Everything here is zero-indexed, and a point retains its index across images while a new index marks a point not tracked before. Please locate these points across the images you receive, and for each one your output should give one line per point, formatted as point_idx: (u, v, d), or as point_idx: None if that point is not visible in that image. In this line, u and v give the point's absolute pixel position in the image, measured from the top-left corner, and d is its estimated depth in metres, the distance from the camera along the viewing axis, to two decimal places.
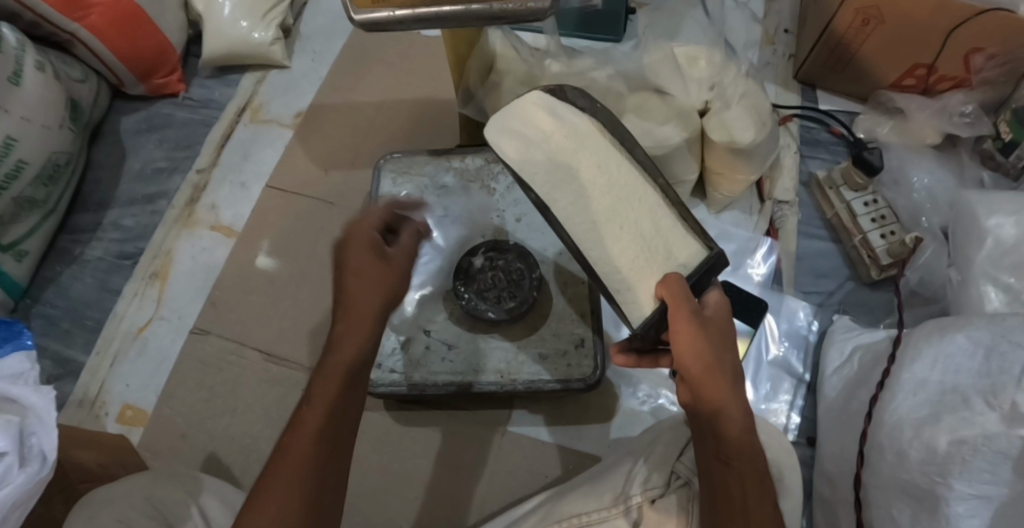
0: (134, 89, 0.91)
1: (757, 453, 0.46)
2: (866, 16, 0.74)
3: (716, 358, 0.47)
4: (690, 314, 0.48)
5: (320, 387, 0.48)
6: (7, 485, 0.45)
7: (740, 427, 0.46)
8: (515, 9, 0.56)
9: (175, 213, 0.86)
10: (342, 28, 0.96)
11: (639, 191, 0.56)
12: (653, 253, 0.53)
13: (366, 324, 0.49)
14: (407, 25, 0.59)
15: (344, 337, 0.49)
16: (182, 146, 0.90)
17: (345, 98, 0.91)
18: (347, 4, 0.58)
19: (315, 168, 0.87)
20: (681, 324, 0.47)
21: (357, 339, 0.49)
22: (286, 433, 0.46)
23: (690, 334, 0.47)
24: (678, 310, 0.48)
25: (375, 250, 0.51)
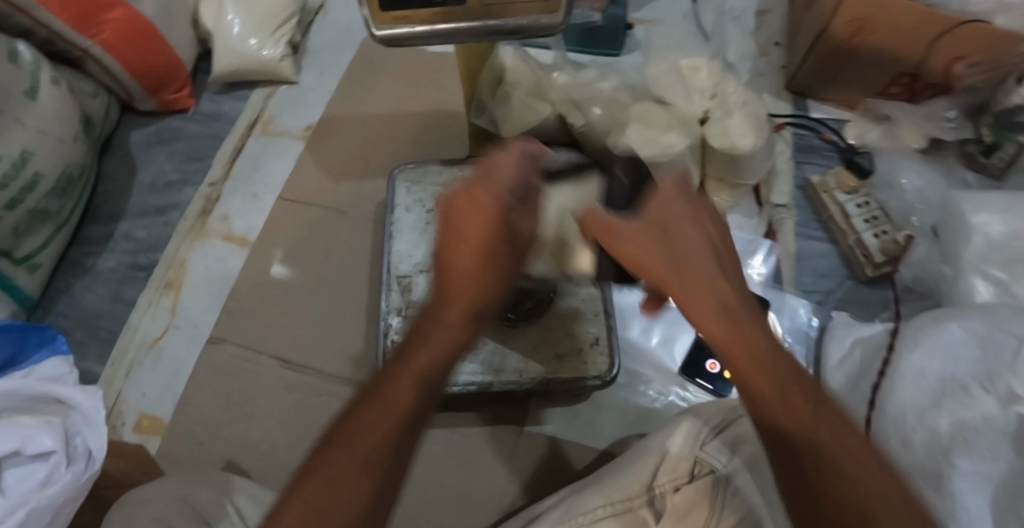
0: (143, 104, 0.93)
1: (766, 341, 0.41)
2: (853, 29, 0.79)
3: (671, 255, 0.43)
4: (618, 234, 0.45)
5: (416, 351, 0.43)
6: (54, 483, 0.45)
7: (731, 321, 0.41)
8: (529, 24, 0.60)
9: (188, 224, 0.86)
10: (349, 43, 0.98)
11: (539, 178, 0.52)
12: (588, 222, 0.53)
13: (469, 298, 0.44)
14: (426, 40, 0.62)
15: (445, 308, 0.44)
16: (193, 159, 0.91)
17: (354, 110, 0.93)
18: (368, 20, 0.61)
19: (327, 179, 0.88)
20: (618, 242, 0.45)
21: (454, 330, 0.43)
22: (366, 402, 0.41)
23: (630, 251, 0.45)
24: (611, 229, 0.45)
25: (502, 226, 0.44)
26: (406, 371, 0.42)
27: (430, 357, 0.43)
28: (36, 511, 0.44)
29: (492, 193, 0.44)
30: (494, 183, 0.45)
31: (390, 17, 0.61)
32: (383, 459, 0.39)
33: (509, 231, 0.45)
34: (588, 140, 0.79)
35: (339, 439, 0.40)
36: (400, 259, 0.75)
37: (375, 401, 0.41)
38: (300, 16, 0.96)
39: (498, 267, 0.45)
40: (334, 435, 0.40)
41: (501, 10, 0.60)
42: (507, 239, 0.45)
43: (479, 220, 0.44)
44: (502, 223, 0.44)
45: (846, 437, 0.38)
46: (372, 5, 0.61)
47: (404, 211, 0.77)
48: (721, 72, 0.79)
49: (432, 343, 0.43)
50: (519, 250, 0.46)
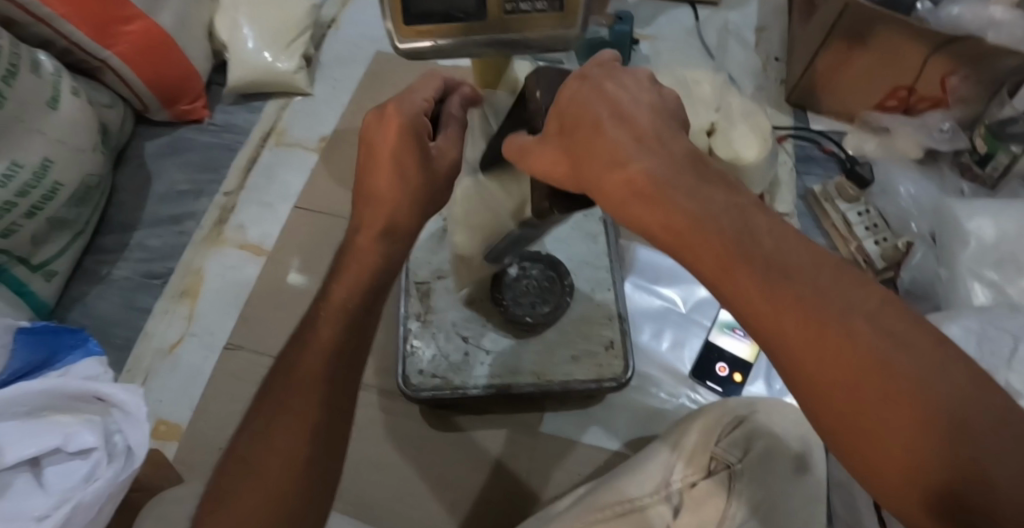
0: (157, 115, 0.94)
1: (710, 216, 0.35)
2: (852, 43, 0.83)
3: (587, 151, 0.40)
4: (530, 149, 0.44)
5: (349, 271, 0.49)
6: (97, 479, 0.48)
7: (668, 209, 0.36)
8: (547, 37, 0.64)
9: (204, 233, 0.88)
10: (361, 57, 1.00)
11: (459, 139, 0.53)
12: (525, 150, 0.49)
13: (387, 215, 0.50)
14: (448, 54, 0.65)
15: (364, 225, 0.50)
16: (207, 169, 0.93)
17: (367, 122, 0.94)
18: (392, 33, 0.64)
19: (341, 189, 0.90)
20: (534, 158, 0.43)
21: (368, 249, 0.50)
22: (311, 319, 0.48)
23: (551, 158, 0.42)
24: (525, 149, 0.44)
25: (413, 142, 0.50)
26: (338, 290, 0.48)
27: (356, 272, 0.49)
28: (79, 507, 0.46)
29: (404, 110, 0.51)
30: (403, 107, 0.51)
31: (413, 31, 0.63)
32: (320, 383, 0.45)
33: (422, 152, 0.51)
34: None
35: (288, 361, 0.46)
36: (419, 265, 0.76)
37: (304, 342, 0.47)
38: (312, 30, 0.98)
39: (413, 189, 0.51)
40: (283, 362, 0.47)
41: (517, 25, 0.63)
42: (422, 161, 0.51)
43: (397, 138, 0.50)
44: (408, 138, 0.50)
45: (820, 322, 0.32)
46: (394, 20, 0.63)
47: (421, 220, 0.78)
48: (724, 86, 0.82)
49: (357, 258, 0.49)
50: (435, 176, 0.52)
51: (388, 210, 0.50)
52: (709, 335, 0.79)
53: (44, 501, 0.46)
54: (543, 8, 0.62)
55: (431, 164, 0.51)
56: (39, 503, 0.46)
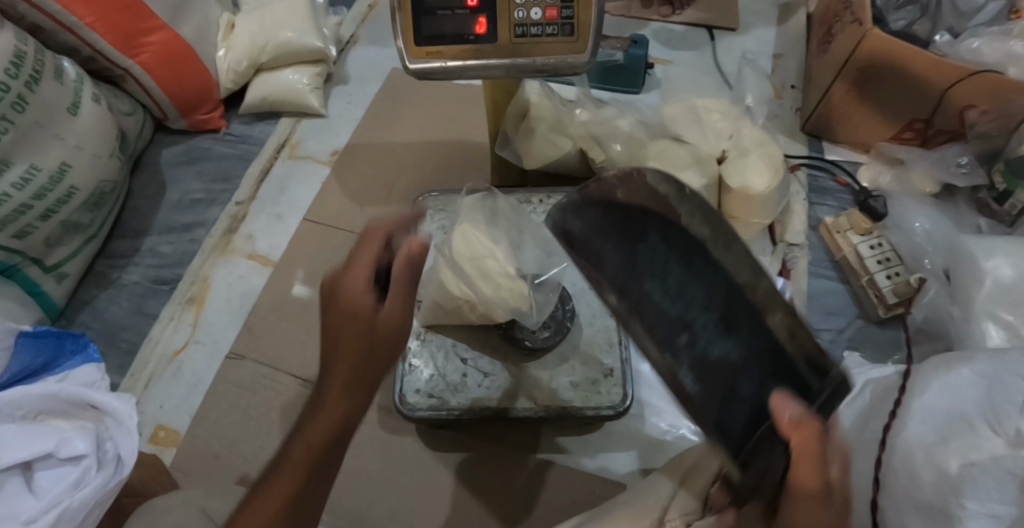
0: (176, 123, 0.96)
1: None
2: (868, 75, 0.82)
3: None
4: (822, 481, 0.39)
5: (304, 435, 0.43)
6: (86, 485, 0.49)
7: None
8: (555, 63, 0.66)
9: (213, 242, 0.88)
10: (377, 73, 1.01)
11: (611, 196, 0.55)
12: (699, 244, 0.50)
13: (349, 380, 0.43)
14: (456, 74, 0.67)
15: (322, 394, 0.44)
16: (221, 179, 0.94)
17: (377, 136, 0.93)
18: (403, 54, 0.66)
19: (350, 203, 0.88)
20: (815, 497, 0.39)
21: (335, 408, 0.43)
22: (261, 485, 0.44)
23: (809, 466, 0.39)
24: (816, 483, 0.39)
25: (366, 309, 0.44)
26: (292, 463, 0.43)
27: (311, 444, 0.43)
28: (66, 512, 0.48)
29: (355, 280, 0.45)
30: (357, 271, 0.45)
31: (424, 52, 0.66)
32: None
33: (367, 321, 0.44)
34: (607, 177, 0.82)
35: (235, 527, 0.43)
36: None
37: (259, 503, 0.43)
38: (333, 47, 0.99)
39: (363, 356, 0.44)
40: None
41: (528, 50, 0.66)
42: (370, 329, 0.44)
43: (347, 314, 0.44)
44: (364, 312, 0.44)
45: None
46: (406, 39, 0.66)
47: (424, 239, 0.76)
48: (737, 114, 0.82)
49: (313, 429, 0.43)
50: (383, 340, 0.44)
51: (358, 383, 0.44)
52: None
53: (33, 505, 0.47)
54: (554, 33, 0.66)
55: (385, 332, 0.44)
56: (27, 507, 0.47)
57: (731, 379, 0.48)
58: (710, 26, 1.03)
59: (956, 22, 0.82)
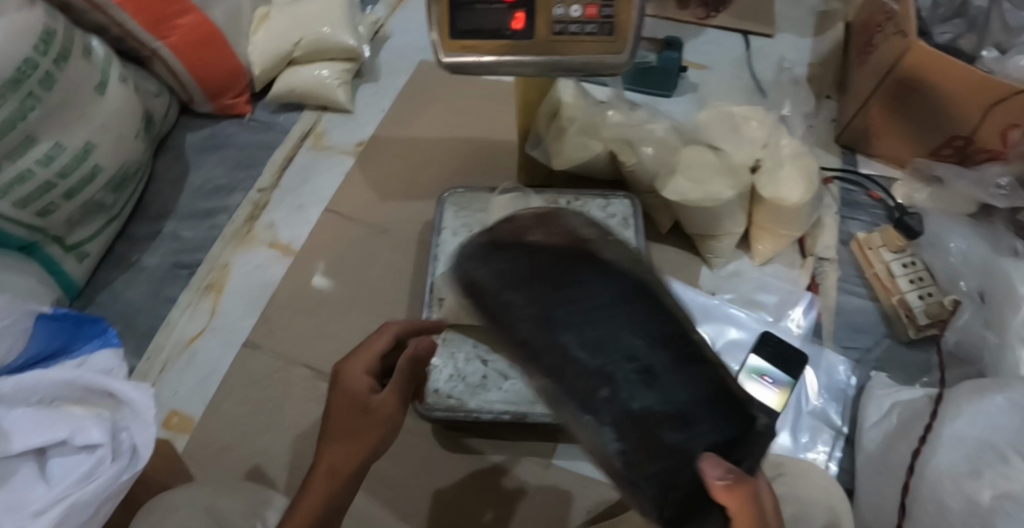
0: (202, 107, 0.96)
1: None
2: (909, 87, 0.80)
3: None
4: None
5: (298, 508, 0.49)
6: (99, 476, 0.50)
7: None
8: (594, 63, 0.65)
9: (234, 228, 0.87)
10: (406, 65, 1.00)
11: (524, 239, 0.45)
12: (631, 287, 0.39)
13: (340, 461, 0.50)
14: (493, 69, 0.66)
15: (316, 472, 0.50)
16: (244, 165, 0.93)
17: (402, 130, 0.92)
18: (439, 47, 0.65)
19: (372, 195, 0.87)
20: None
21: (333, 461, 0.50)
22: None
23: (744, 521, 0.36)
24: None
25: (363, 398, 0.51)
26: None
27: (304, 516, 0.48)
28: (77, 503, 0.49)
29: (355, 371, 0.52)
30: (358, 360, 0.52)
31: (459, 45, 0.65)
32: None
33: (362, 408, 0.50)
34: (638, 182, 0.80)
35: None
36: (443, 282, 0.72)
37: None
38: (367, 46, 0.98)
39: (353, 440, 0.50)
40: None
41: (565, 48, 0.65)
42: (364, 415, 0.50)
43: (346, 400, 0.51)
44: (360, 397, 0.51)
45: None
46: (442, 32, 0.65)
47: (449, 234, 0.75)
48: (773, 122, 0.80)
49: (307, 501, 0.49)
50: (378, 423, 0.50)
51: (348, 464, 0.50)
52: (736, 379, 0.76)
53: (45, 494, 0.49)
54: (592, 32, 0.64)
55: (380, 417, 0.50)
56: (39, 496, 0.49)
57: (658, 434, 0.35)
58: (746, 32, 1.01)
59: (1004, 38, 0.80)
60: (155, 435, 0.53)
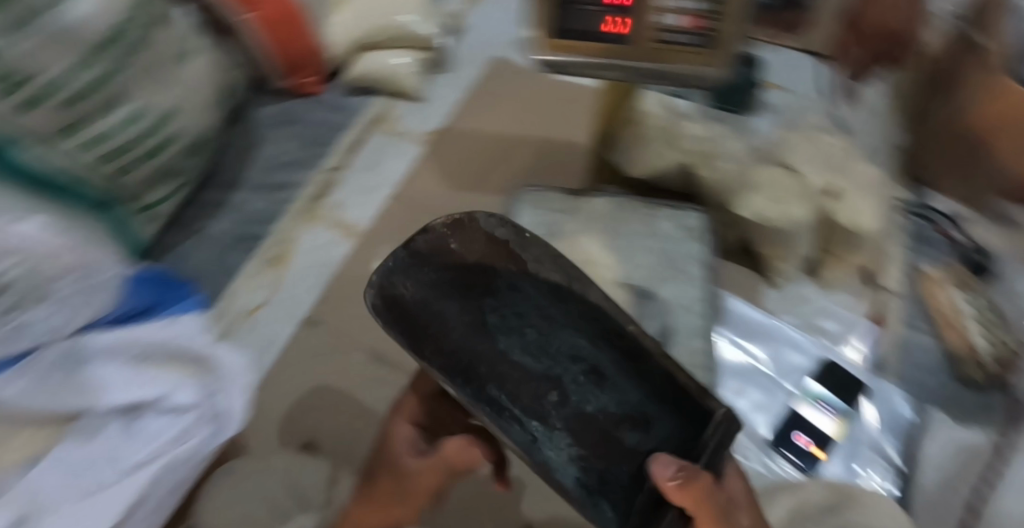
0: (277, 83, 0.97)
1: None
2: (988, 127, 0.77)
3: None
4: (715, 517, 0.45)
5: None
6: (193, 437, 0.60)
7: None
8: (693, 72, 0.65)
9: (302, 205, 0.89)
10: (480, 59, 1.01)
11: (443, 248, 0.56)
12: (559, 287, 0.55)
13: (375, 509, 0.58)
14: (592, 70, 0.67)
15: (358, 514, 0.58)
16: (315, 144, 0.94)
17: (475, 122, 0.93)
18: (539, 44, 0.66)
19: (444, 184, 0.89)
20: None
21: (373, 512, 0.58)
22: None
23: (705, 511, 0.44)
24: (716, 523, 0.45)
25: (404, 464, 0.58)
26: None
27: None
28: (173, 459, 0.58)
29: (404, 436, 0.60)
30: (410, 411, 0.63)
31: (561, 44, 0.65)
32: None
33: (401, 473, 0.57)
34: (710, 196, 0.80)
35: None
36: None
37: None
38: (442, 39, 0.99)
39: (391, 502, 0.57)
40: None
41: (665, 55, 0.65)
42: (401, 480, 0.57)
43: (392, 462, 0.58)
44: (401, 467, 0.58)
45: None
46: (541, 29, 0.65)
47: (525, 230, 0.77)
48: (851, 149, 0.79)
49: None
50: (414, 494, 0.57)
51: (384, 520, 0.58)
52: (794, 403, 0.76)
53: (140, 450, 0.57)
54: (693, 43, 0.64)
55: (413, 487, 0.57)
56: (137, 451, 0.57)
57: (620, 435, 0.54)
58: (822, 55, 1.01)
59: None
60: (246, 401, 0.63)
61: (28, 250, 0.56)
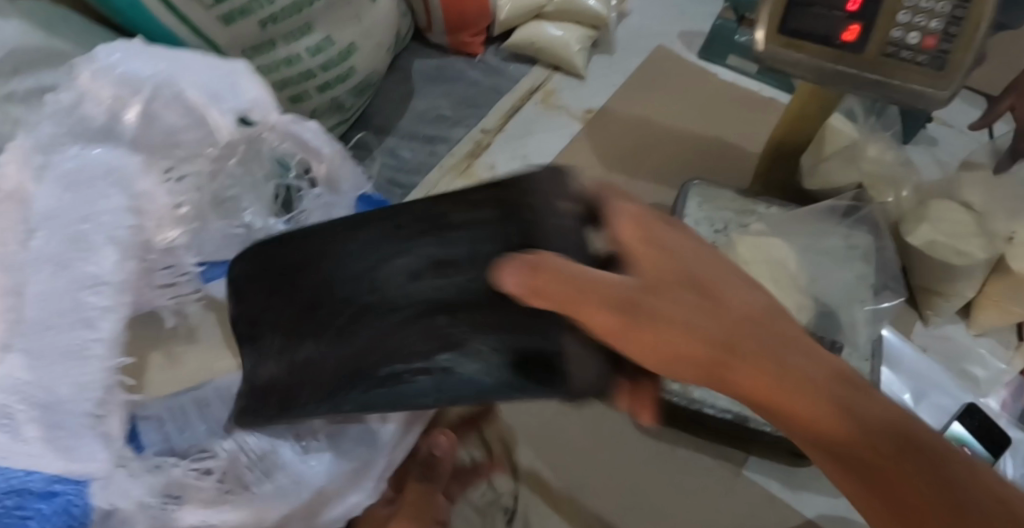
0: (437, 38, 0.97)
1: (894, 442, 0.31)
2: None
3: (680, 334, 0.33)
4: (581, 290, 0.32)
5: None
6: None
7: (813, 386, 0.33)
8: (913, 90, 0.64)
9: (454, 162, 0.88)
10: (640, 46, 1.00)
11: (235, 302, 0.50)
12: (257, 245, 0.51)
13: None
14: (806, 73, 0.66)
15: None
16: (469, 104, 0.94)
17: (634, 109, 0.93)
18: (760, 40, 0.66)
19: (598, 165, 0.88)
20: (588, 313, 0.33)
21: None
22: None
23: (571, 290, 0.32)
24: (576, 298, 0.32)
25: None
26: None
27: None
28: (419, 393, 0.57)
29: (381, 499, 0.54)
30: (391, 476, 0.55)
31: (784, 41, 0.65)
32: None
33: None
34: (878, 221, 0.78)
35: None
36: None
37: None
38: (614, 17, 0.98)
39: None
40: None
41: (887, 70, 0.64)
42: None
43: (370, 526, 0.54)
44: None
45: None
46: (766, 28, 0.66)
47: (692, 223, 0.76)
48: None
49: None
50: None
51: None
52: None
53: None
54: (921, 62, 0.63)
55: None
56: None
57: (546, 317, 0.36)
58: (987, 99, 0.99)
59: None
60: None
61: (304, 144, 0.54)
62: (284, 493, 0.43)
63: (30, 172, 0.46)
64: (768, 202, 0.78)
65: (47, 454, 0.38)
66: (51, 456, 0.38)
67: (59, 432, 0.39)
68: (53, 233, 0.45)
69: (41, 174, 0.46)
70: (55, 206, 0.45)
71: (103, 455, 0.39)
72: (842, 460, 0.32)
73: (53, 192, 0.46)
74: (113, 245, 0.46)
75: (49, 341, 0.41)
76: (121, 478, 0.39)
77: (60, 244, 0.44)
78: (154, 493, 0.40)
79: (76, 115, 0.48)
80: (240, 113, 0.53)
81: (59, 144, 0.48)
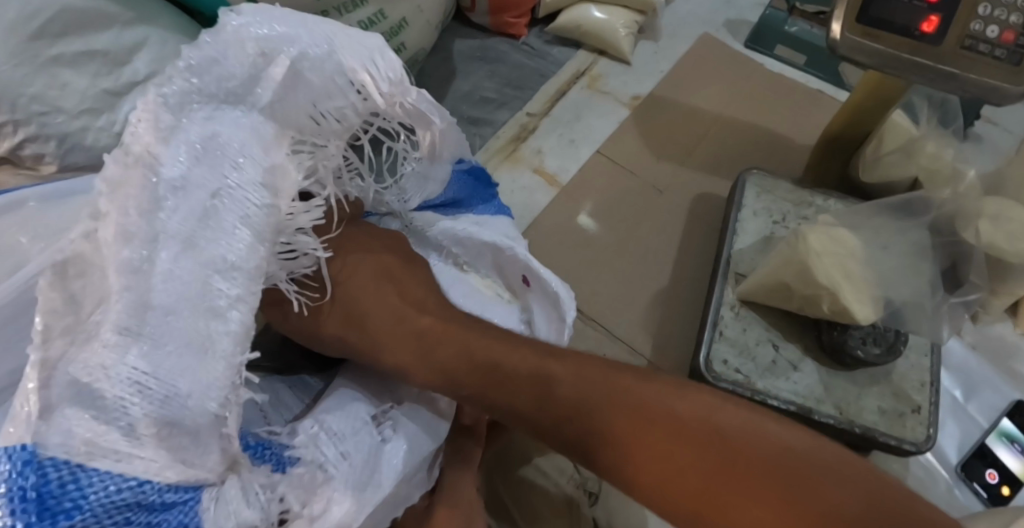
0: (480, 18, 0.95)
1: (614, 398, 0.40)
2: None
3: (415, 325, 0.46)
4: (330, 313, 0.47)
5: None
6: None
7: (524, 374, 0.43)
8: (990, 84, 0.62)
9: (500, 144, 0.86)
10: (684, 34, 0.98)
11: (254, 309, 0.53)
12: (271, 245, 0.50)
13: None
14: (881, 65, 0.65)
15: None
16: (514, 87, 0.91)
17: (681, 97, 0.92)
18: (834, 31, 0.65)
19: (647, 152, 0.87)
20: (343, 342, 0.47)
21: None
22: None
23: (321, 321, 0.47)
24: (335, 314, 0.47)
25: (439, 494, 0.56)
26: None
27: None
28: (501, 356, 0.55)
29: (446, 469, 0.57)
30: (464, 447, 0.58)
31: (860, 32, 0.65)
32: None
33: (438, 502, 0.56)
34: None
35: None
36: (740, 257, 0.73)
37: None
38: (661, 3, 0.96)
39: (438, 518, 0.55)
40: None
41: (966, 63, 0.63)
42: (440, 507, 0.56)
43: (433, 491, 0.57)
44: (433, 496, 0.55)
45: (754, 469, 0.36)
46: (841, 21, 0.65)
47: (751, 214, 0.76)
48: None
49: None
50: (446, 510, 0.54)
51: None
52: (985, 439, 0.73)
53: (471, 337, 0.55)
54: (998, 56, 0.62)
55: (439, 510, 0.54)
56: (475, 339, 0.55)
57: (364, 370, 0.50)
58: None
59: None
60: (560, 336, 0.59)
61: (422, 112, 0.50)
62: (369, 483, 0.41)
63: (159, 131, 0.37)
64: (827, 194, 0.78)
65: (160, 459, 0.33)
66: (165, 463, 0.33)
67: (177, 440, 0.34)
68: (183, 207, 0.37)
69: (169, 135, 0.38)
70: (185, 177, 0.37)
71: (214, 464, 0.35)
72: (631, 455, 0.39)
73: (180, 158, 0.37)
74: (247, 229, 0.38)
75: (181, 317, 0.35)
76: (233, 494, 0.36)
77: (190, 221, 0.37)
78: (265, 517, 0.37)
79: (217, 70, 0.40)
80: (373, 95, 0.45)
81: (191, 100, 0.39)
